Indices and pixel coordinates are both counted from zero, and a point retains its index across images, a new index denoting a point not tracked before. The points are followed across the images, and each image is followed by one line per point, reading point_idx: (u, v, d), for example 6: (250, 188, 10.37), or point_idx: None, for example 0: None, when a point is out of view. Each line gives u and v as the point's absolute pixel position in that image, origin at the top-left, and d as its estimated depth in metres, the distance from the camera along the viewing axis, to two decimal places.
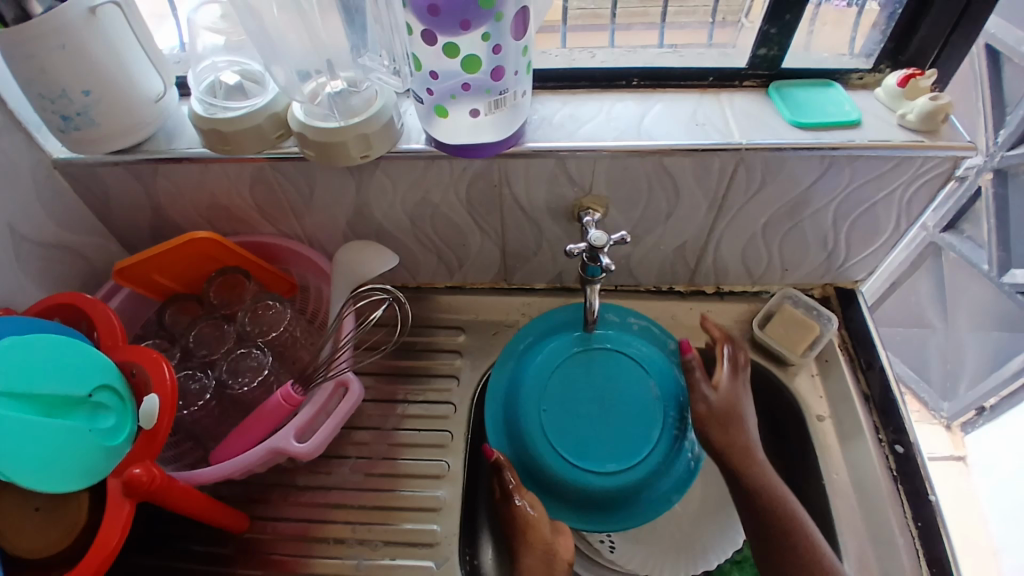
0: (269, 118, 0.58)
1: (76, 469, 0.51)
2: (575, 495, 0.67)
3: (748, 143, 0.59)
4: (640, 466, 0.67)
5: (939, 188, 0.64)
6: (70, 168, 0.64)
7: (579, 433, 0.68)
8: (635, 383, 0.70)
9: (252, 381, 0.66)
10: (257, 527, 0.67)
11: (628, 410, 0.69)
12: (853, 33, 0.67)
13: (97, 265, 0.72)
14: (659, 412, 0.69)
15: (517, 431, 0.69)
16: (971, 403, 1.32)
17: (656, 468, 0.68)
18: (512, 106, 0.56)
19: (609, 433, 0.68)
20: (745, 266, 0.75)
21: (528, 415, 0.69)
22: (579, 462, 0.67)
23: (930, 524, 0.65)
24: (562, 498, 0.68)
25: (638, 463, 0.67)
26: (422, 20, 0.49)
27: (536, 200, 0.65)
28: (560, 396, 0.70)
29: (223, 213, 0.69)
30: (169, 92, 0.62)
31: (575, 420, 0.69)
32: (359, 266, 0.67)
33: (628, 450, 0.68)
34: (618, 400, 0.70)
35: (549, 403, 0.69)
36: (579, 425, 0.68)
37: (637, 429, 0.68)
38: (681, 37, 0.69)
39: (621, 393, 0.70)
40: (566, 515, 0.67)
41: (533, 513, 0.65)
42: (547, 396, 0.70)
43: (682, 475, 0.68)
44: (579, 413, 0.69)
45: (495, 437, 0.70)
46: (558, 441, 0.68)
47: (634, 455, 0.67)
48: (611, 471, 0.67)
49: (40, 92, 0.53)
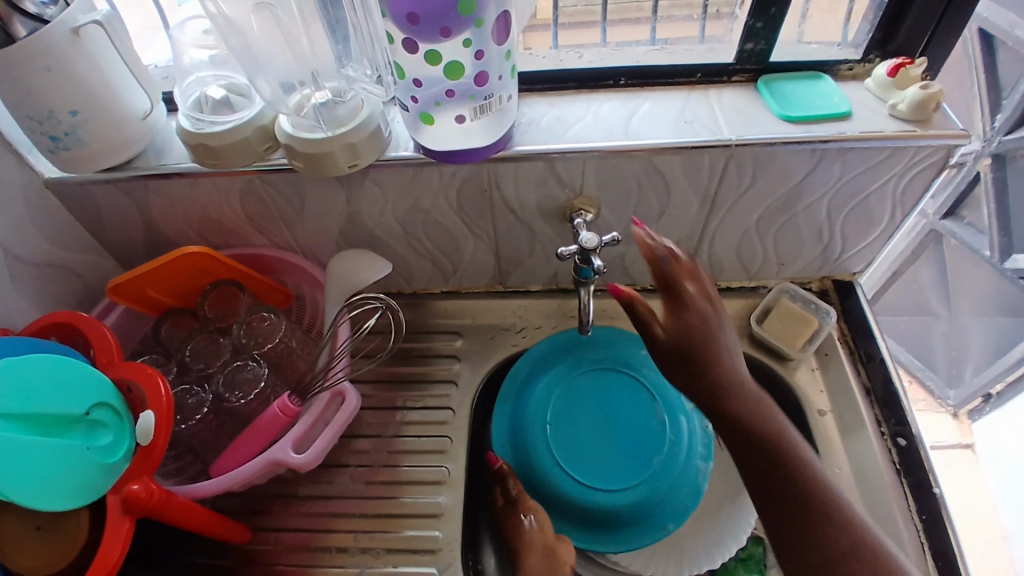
0: (257, 130, 0.59)
1: (75, 487, 0.51)
2: (578, 511, 0.67)
3: (737, 139, 0.59)
4: (641, 487, 0.66)
5: (933, 177, 0.63)
6: (62, 187, 0.64)
7: (583, 451, 0.68)
8: (642, 406, 0.70)
9: (249, 393, 0.66)
10: (260, 538, 0.68)
11: (632, 432, 0.69)
12: (845, 22, 0.66)
13: (92, 282, 0.72)
14: (664, 437, 0.68)
15: (523, 446, 0.69)
16: (977, 389, 1.31)
17: (659, 490, 0.66)
18: (498, 110, 0.56)
19: (613, 454, 0.68)
20: (741, 261, 0.75)
21: (535, 431, 0.70)
22: (584, 479, 0.67)
23: (935, 517, 0.65)
24: (564, 514, 0.67)
25: (639, 484, 0.66)
26: (402, 29, 0.49)
27: (527, 202, 0.65)
28: (565, 415, 0.70)
29: (216, 227, 0.70)
30: (156, 109, 0.62)
31: (579, 439, 0.69)
32: (353, 274, 0.67)
33: (632, 470, 0.67)
34: (624, 421, 0.70)
35: (554, 419, 0.70)
36: (583, 444, 0.69)
37: (641, 450, 0.68)
38: (672, 31, 0.68)
39: (625, 415, 0.70)
40: (569, 532, 0.67)
41: (534, 525, 0.65)
42: (553, 413, 0.70)
43: (685, 500, 0.66)
44: (583, 433, 0.70)
45: (499, 446, 0.70)
46: (563, 458, 0.68)
47: (637, 475, 0.67)
48: (614, 489, 0.66)
49: (28, 113, 0.54)
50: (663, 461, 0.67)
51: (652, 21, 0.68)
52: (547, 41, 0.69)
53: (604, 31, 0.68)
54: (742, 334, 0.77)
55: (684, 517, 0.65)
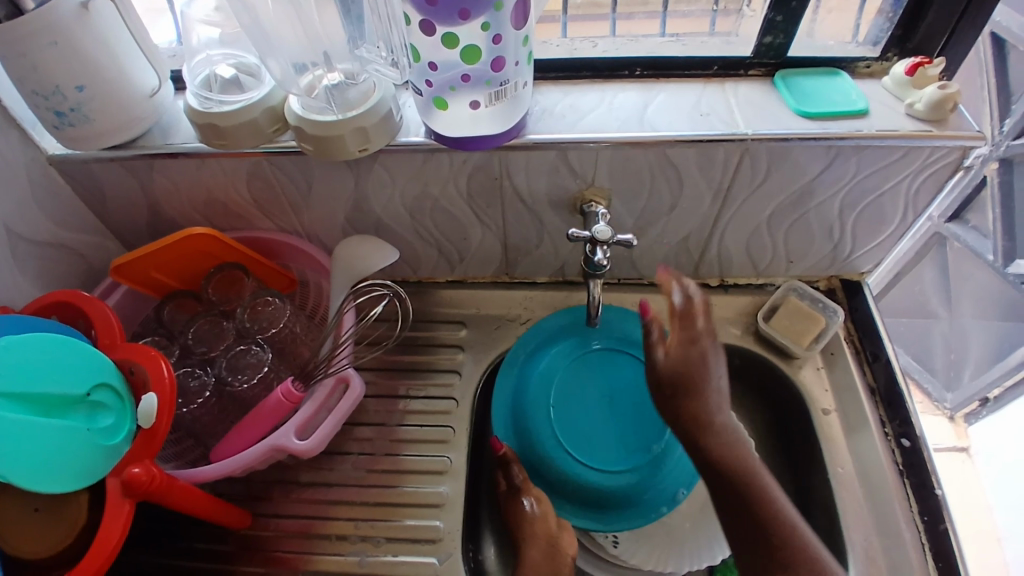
0: (265, 111, 0.57)
1: (74, 469, 0.50)
2: (581, 493, 0.66)
3: (753, 134, 0.59)
4: (640, 469, 0.66)
5: (947, 178, 0.63)
6: (65, 165, 0.63)
7: (584, 432, 0.67)
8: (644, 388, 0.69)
9: (251, 378, 0.66)
10: (260, 524, 0.67)
11: (634, 414, 0.68)
12: (858, 20, 0.65)
13: (94, 263, 0.71)
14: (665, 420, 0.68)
15: (525, 431, 0.68)
16: (974, 394, 1.31)
17: (657, 473, 0.66)
18: (512, 97, 0.55)
19: (613, 437, 0.67)
20: (749, 258, 0.74)
21: (536, 412, 0.68)
22: (586, 461, 0.66)
23: (937, 519, 0.64)
24: (564, 494, 0.67)
25: (638, 466, 0.66)
26: (419, 9, 0.48)
27: (538, 191, 0.64)
28: (567, 397, 0.69)
29: (221, 209, 0.69)
30: (164, 87, 0.61)
31: (581, 422, 0.68)
32: (358, 260, 0.66)
33: (631, 452, 0.66)
34: (628, 403, 0.69)
35: (556, 401, 0.69)
36: (585, 426, 0.68)
37: (643, 432, 0.67)
38: (684, 25, 0.67)
39: (624, 396, 0.69)
40: (571, 512, 0.66)
41: (535, 510, 0.65)
42: (554, 394, 0.69)
43: (683, 484, 0.66)
44: (585, 416, 0.68)
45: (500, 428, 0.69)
46: (565, 442, 0.67)
47: (637, 457, 0.66)
48: (613, 470, 0.65)
49: (34, 88, 0.53)
50: (664, 444, 0.66)
51: (663, 14, 0.66)
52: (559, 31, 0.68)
53: (614, 23, 0.67)
54: (748, 330, 0.77)
55: (681, 496, 0.65)
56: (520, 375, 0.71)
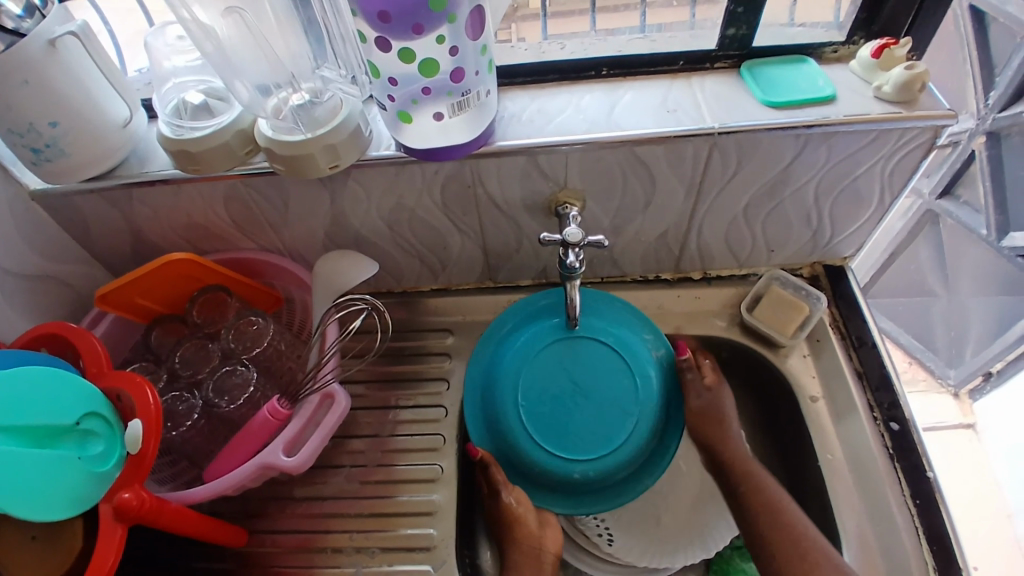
0: (236, 134, 0.58)
1: (67, 497, 0.51)
2: (554, 482, 0.67)
3: (721, 127, 0.59)
4: (613, 456, 0.66)
5: (922, 158, 0.62)
6: (48, 199, 0.64)
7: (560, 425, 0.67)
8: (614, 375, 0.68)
9: (238, 398, 0.66)
10: (258, 540, 0.68)
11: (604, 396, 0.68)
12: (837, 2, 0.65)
13: (82, 292, 0.73)
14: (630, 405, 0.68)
15: (498, 427, 0.68)
16: (977, 369, 1.31)
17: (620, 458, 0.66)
18: (477, 105, 0.56)
19: (594, 421, 0.67)
20: (730, 249, 0.74)
21: (508, 412, 0.68)
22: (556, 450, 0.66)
23: (929, 501, 0.64)
24: (544, 485, 0.68)
25: (612, 452, 0.66)
26: (374, 27, 0.48)
27: (511, 197, 0.65)
28: (537, 390, 0.68)
29: (202, 232, 0.70)
30: (136, 116, 0.62)
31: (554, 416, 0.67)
32: (338, 275, 0.67)
33: (600, 444, 0.66)
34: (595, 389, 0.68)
35: (527, 398, 0.68)
36: (561, 418, 0.67)
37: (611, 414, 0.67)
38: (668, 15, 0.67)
39: (591, 379, 0.68)
40: (549, 500, 0.68)
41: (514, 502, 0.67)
42: (525, 392, 0.68)
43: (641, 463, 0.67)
44: (561, 397, 0.68)
45: (476, 430, 0.69)
46: (536, 429, 0.67)
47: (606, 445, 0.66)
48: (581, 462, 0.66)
49: (9, 127, 0.54)
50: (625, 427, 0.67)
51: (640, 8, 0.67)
52: (539, 32, 0.69)
53: (593, 18, 0.68)
54: (734, 321, 0.77)
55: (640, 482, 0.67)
56: (499, 358, 0.70)
